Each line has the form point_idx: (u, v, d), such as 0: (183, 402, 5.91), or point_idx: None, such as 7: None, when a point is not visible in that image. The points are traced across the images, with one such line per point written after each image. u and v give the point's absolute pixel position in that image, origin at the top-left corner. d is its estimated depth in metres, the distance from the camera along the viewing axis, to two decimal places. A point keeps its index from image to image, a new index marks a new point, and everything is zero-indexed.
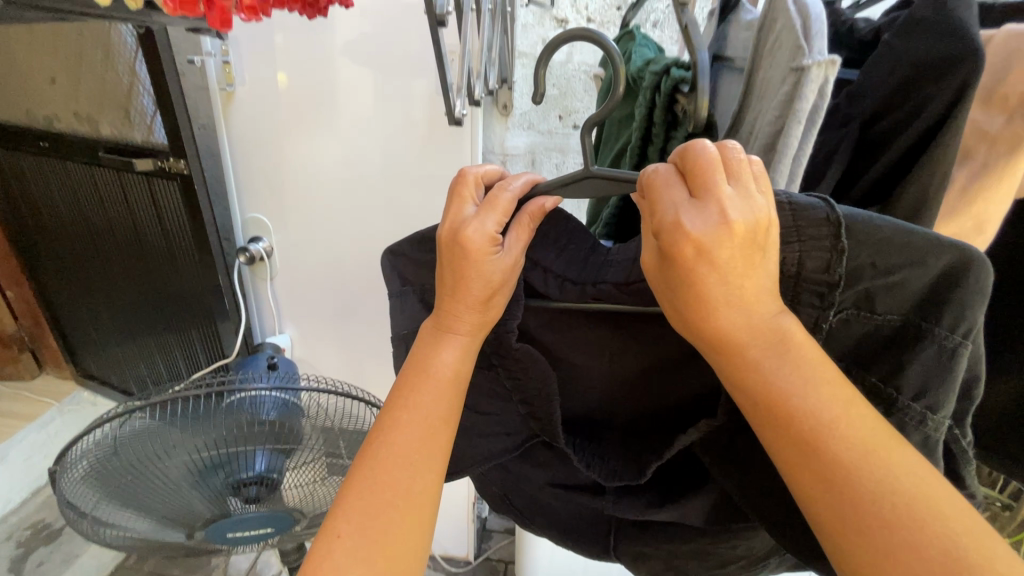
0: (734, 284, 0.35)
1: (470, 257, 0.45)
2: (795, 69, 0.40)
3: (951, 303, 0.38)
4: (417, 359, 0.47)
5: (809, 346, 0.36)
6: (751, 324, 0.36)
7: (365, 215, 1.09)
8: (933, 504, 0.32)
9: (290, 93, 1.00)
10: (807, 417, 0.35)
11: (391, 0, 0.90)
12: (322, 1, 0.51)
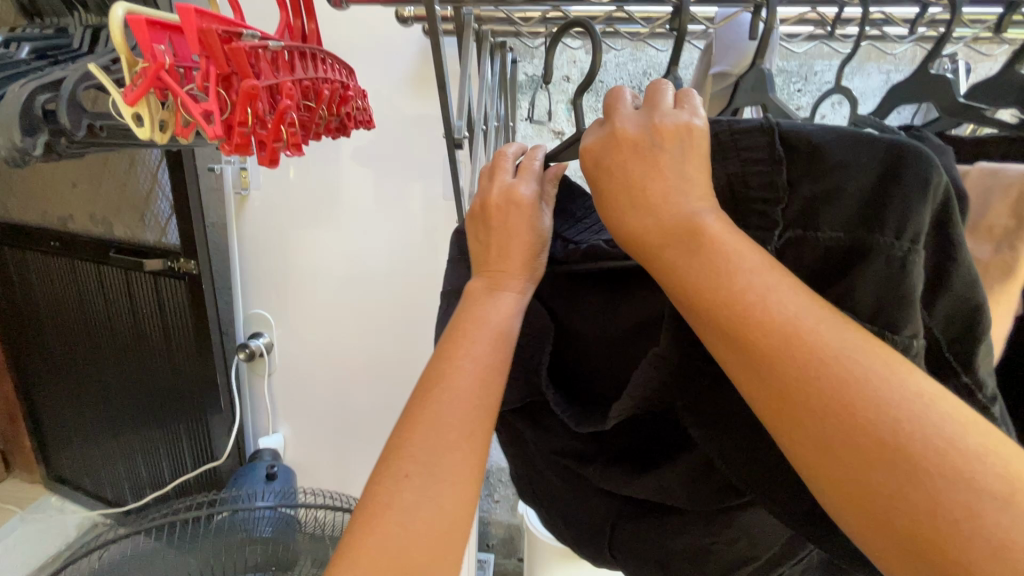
0: (636, 187, 0.35)
1: (523, 215, 0.45)
2: None
3: (892, 205, 0.32)
4: (468, 313, 0.42)
5: (732, 238, 0.31)
6: (660, 226, 0.33)
7: (372, 311, 1.10)
8: (888, 384, 0.26)
9: (302, 195, 1.05)
10: (732, 309, 0.29)
11: (404, 118, 0.98)
12: (349, 124, 0.56)
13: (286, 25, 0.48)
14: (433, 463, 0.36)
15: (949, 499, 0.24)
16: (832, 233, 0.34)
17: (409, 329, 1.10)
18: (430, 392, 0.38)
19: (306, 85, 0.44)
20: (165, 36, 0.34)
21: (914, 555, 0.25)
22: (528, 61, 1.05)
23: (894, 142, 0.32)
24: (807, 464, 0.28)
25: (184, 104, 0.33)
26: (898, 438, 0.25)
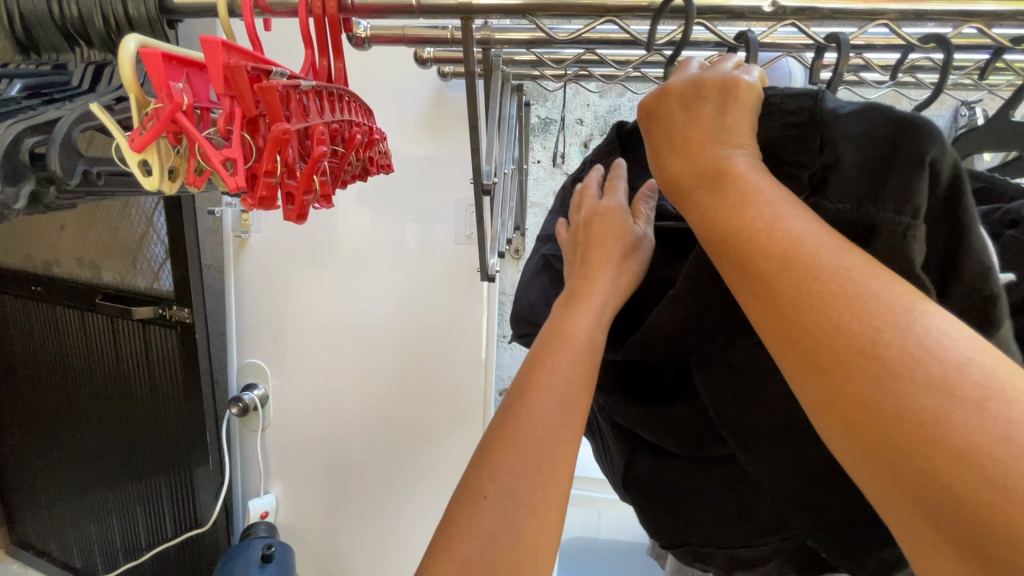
0: (677, 134, 0.34)
1: (610, 227, 0.45)
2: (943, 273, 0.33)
3: (893, 174, 0.28)
4: (555, 325, 0.40)
5: (754, 174, 0.30)
6: (692, 165, 0.32)
7: (377, 359, 1.04)
8: (887, 301, 0.24)
9: (306, 238, 1.01)
10: (747, 238, 0.28)
11: (415, 161, 0.95)
12: (373, 168, 0.51)
13: (311, 66, 0.44)
14: (514, 484, 0.32)
15: (926, 408, 0.21)
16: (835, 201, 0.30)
17: (417, 380, 1.03)
18: (511, 411, 0.35)
19: (333, 129, 0.40)
20: (182, 73, 0.31)
21: (889, 471, 0.22)
22: (541, 104, 1.03)
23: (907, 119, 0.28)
24: (818, 413, 0.25)
25: (203, 149, 0.31)
26: (882, 350, 0.23)
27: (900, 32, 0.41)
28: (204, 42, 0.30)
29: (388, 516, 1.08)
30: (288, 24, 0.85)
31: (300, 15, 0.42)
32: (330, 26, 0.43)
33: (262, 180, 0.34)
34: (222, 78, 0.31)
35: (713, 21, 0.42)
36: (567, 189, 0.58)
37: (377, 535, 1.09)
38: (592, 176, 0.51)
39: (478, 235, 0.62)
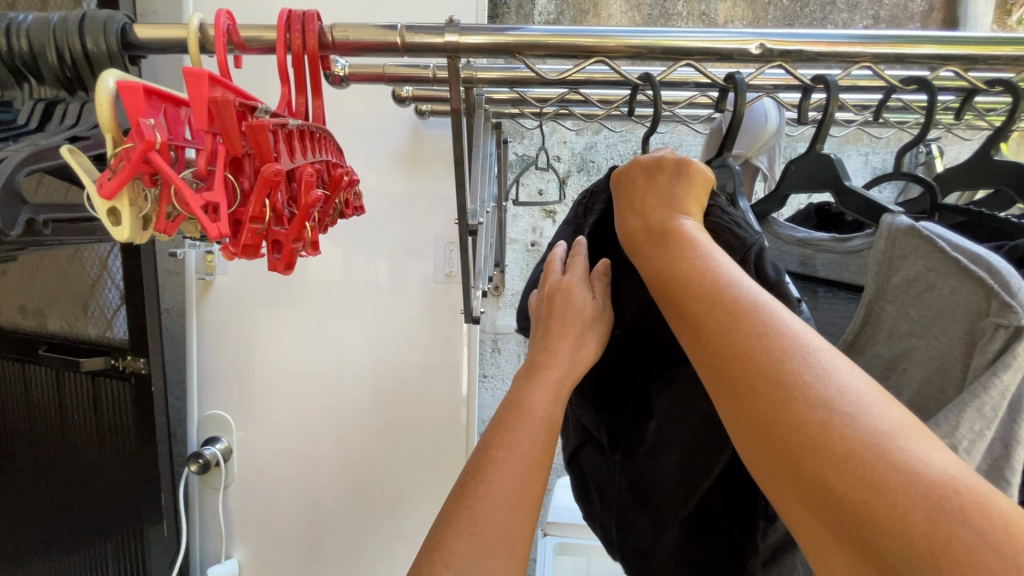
0: (638, 198, 0.38)
1: (570, 306, 0.43)
2: (995, 321, 0.34)
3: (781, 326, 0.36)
4: (513, 400, 0.38)
5: (692, 230, 0.34)
6: (645, 224, 0.37)
7: (351, 405, 0.98)
8: (792, 335, 0.27)
9: (276, 279, 0.96)
10: (687, 279, 0.31)
11: (392, 199, 0.93)
12: (350, 209, 0.49)
13: (287, 105, 0.41)
14: (470, 567, 0.30)
15: (815, 421, 0.24)
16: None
17: (390, 424, 0.98)
18: (466, 492, 0.33)
19: (318, 169, 0.38)
20: (161, 108, 0.29)
21: (798, 483, 0.25)
22: (518, 141, 1.03)
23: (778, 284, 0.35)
24: (741, 429, 0.27)
25: (181, 192, 0.28)
26: (783, 374, 0.26)
27: (881, 74, 0.41)
28: (187, 74, 0.27)
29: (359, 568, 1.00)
30: (261, 61, 0.82)
31: (277, 52, 0.39)
32: (309, 63, 0.41)
33: (247, 226, 0.31)
34: (206, 113, 0.29)
35: (703, 62, 0.42)
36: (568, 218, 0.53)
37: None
38: (557, 250, 0.49)
39: (463, 277, 0.60)
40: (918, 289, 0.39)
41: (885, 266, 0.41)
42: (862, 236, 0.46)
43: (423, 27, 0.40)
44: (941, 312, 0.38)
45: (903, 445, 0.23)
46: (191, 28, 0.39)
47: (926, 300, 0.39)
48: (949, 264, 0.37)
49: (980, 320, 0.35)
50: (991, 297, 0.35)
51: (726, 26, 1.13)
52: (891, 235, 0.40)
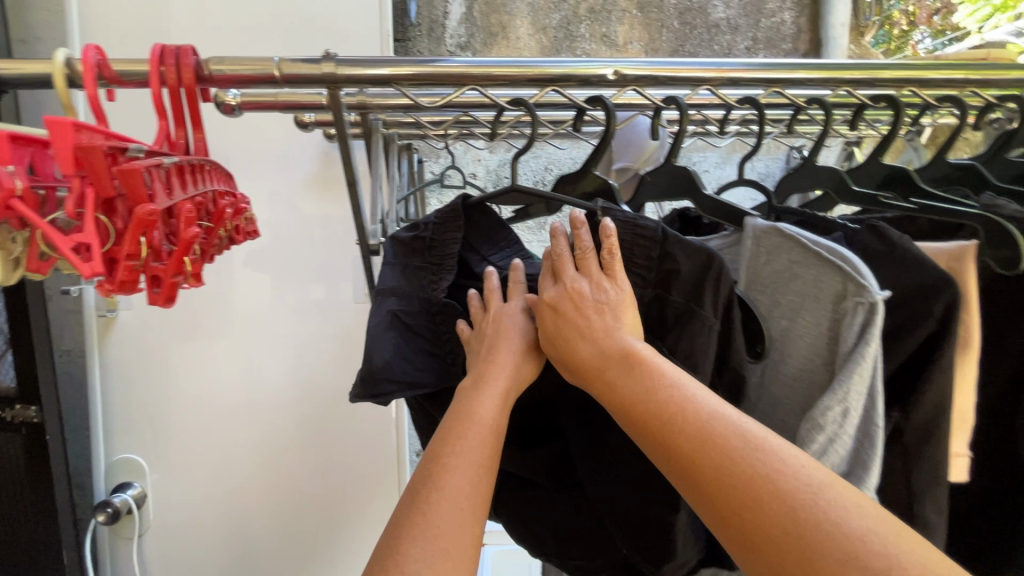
0: (587, 320, 0.41)
1: (506, 332, 0.45)
2: (856, 301, 0.39)
3: (705, 290, 0.41)
4: (458, 407, 0.40)
5: (657, 359, 0.38)
6: (601, 351, 0.39)
7: (279, 434, 0.96)
8: (792, 477, 0.32)
9: (187, 310, 0.92)
10: (677, 418, 0.35)
11: (308, 222, 0.92)
12: (242, 236, 0.50)
13: (166, 138, 0.41)
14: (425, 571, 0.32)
15: (832, 561, 0.29)
16: (672, 294, 0.43)
17: (320, 447, 0.97)
18: (419, 500, 0.35)
19: (199, 202, 0.39)
20: (22, 154, 0.29)
21: None
22: (433, 160, 1.06)
23: (700, 245, 0.41)
24: (752, 560, 0.32)
25: (48, 236, 0.28)
26: (791, 517, 0.30)
27: (720, 94, 0.47)
28: (50, 123, 0.27)
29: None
30: None
31: (151, 86, 0.40)
32: (187, 96, 0.41)
33: (123, 263, 0.32)
34: (72, 159, 0.29)
35: (567, 87, 0.46)
36: (406, 244, 0.50)
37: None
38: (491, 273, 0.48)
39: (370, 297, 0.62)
40: (785, 278, 0.44)
41: (753, 261, 0.45)
42: (717, 236, 0.50)
43: (300, 58, 0.42)
44: (807, 297, 0.43)
45: (893, 559, 0.29)
46: (58, 64, 0.38)
47: (794, 288, 0.44)
48: (810, 256, 0.42)
49: (842, 302, 0.40)
50: (847, 282, 0.40)
51: (622, 48, 1.22)
52: (755, 233, 0.44)
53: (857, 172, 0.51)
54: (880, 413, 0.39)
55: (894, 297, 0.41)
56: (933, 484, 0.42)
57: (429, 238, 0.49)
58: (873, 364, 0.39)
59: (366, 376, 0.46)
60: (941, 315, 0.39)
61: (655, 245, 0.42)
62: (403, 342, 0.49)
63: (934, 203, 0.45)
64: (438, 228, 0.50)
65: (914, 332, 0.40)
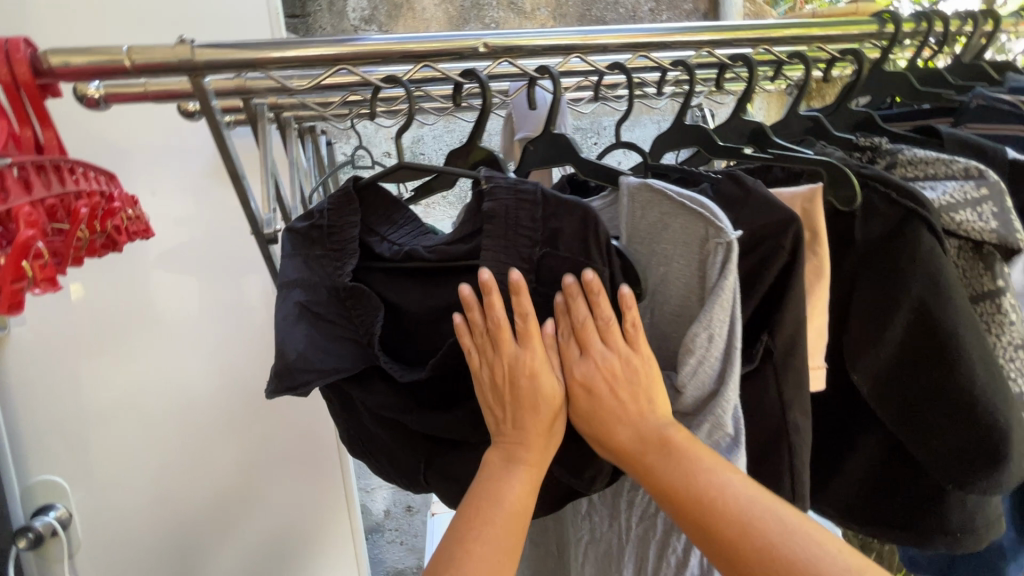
0: (623, 402, 0.44)
1: (529, 395, 0.44)
2: (716, 242, 0.42)
3: (592, 239, 0.42)
4: (485, 489, 0.43)
5: (691, 443, 0.42)
6: (639, 436, 0.43)
7: (209, 432, 0.94)
8: (819, 565, 0.37)
9: (90, 318, 0.86)
10: (713, 507, 0.40)
11: (214, 215, 0.88)
12: (122, 238, 0.48)
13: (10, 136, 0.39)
14: None
15: None
16: (562, 251, 0.43)
17: (257, 439, 0.97)
18: None
19: (49, 204, 0.38)
20: None
21: None
22: (343, 141, 1.03)
23: (576, 202, 0.42)
24: None
25: None
26: None
27: (589, 61, 0.50)
28: None
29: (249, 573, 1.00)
30: None
31: None
32: (28, 96, 0.39)
33: None
34: None
35: (439, 61, 0.47)
36: (302, 233, 0.49)
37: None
38: (487, 273, 0.42)
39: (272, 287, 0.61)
40: (657, 230, 0.46)
41: (631, 216, 0.47)
42: (601, 197, 0.53)
43: (149, 45, 0.40)
44: (677, 245, 0.45)
45: None
46: None
47: (665, 238, 0.46)
48: (678, 208, 0.44)
49: (706, 245, 0.43)
50: (709, 226, 0.42)
51: (529, 15, 1.22)
52: (627, 191, 0.47)
53: (725, 130, 0.55)
54: (740, 342, 0.42)
55: (756, 239, 0.45)
56: (798, 392, 0.45)
57: (325, 225, 0.48)
58: (729, 301, 0.41)
59: (280, 371, 0.45)
60: (793, 246, 0.43)
61: (539, 206, 0.43)
62: (315, 332, 0.47)
63: (783, 152, 0.50)
64: (334, 213, 0.48)
65: (772, 265, 0.44)
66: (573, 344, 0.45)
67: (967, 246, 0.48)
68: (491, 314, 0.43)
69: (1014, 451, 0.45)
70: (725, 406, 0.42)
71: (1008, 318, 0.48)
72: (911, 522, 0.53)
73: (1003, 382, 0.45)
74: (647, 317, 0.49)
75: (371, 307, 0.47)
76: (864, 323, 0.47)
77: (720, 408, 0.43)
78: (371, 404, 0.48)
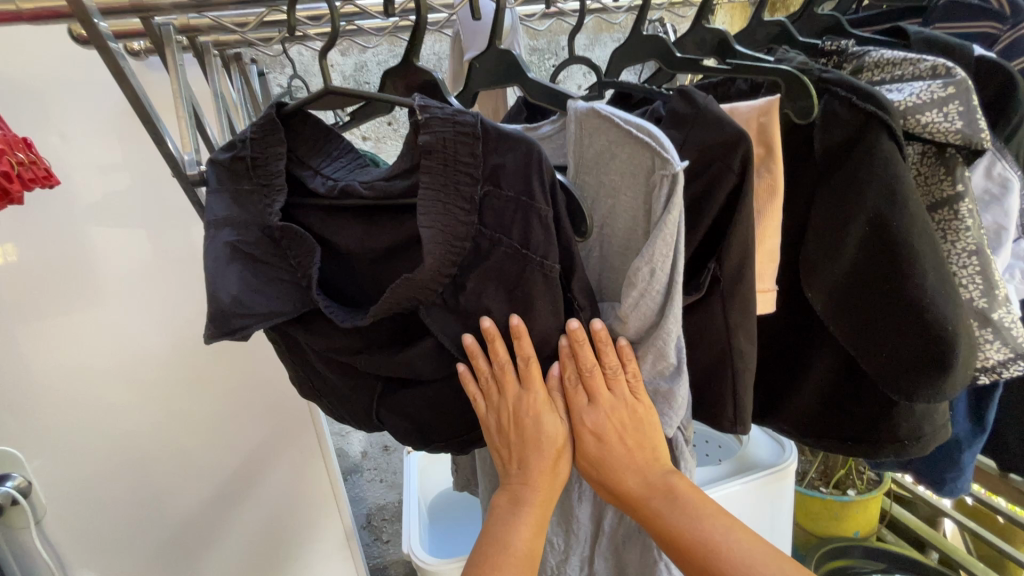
0: (630, 450, 0.48)
1: (537, 443, 0.48)
2: (662, 174, 0.39)
3: (535, 176, 0.38)
4: (498, 530, 0.49)
5: (688, 491, 0.49)
6: (645, 482, 0.49)
7: (168, 408, 0.87)
8: None
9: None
10: (705, 547, 0.48)
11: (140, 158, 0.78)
12: (14, 187, 0.42)
13: None
14: None
15: None
16: (503, 190, 0.40)
17: (232, 405, 0.94)
18: None
19: None
20: None
21: None
22: (278, 71, 0.93)
23: (520, 136, 0.39)
24: None
25: None
26: None
27: None
28: None
29: (241, 526, 1.02)
30: None
31: None
32: None
33: None
34: None
35: None
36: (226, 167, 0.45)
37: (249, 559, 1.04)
38: (489, 321, 0.43)
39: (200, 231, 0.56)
40: (604, 160, 0.43)
41: (578, 145, 0.44)
42: (549, 122, 0.50)
43: None
44: (625, 175, 0.42)
45: None
46: None
47: (612, 167, 0.43)
48: (624, 136, 0.41)
49: (651, 176, 0.40)
50: (655, 156, 0.40)
51: None
52: (573, 118, 0.43)
53: (687, 42, 0.52)
54: (681, 275, 0.40)
55: (705, 163, 0.43)
56: (743, 318, 0.45)
57: (249, 157, 0.45)
58: (672, 236, 0.39)
59: (212, 315, 0.43)
60: (741, 165, 0.41)
61: (479, 141, 0.39)
62: (249, 275, 0.45)
63: (745, 62, 0.47)
64: (259, 143, 0.45)
65: (721, 187, 0.42)
66: (581, 393, 0.47)
67: (930, 150, 0.48)
68: (496, 360, 0.44)
69: (958, 356, 0.45)
70: (666, 336, 0.42)
71: (964, 225, 0.47)
72: (863, 433, 0.56)
73: (954, 290, 0.45)
74: (597, 249, 0.46)
75: (302, 248, 0.45)
76: (819, 237, 0.48)
77: (663, 338, 0.42)
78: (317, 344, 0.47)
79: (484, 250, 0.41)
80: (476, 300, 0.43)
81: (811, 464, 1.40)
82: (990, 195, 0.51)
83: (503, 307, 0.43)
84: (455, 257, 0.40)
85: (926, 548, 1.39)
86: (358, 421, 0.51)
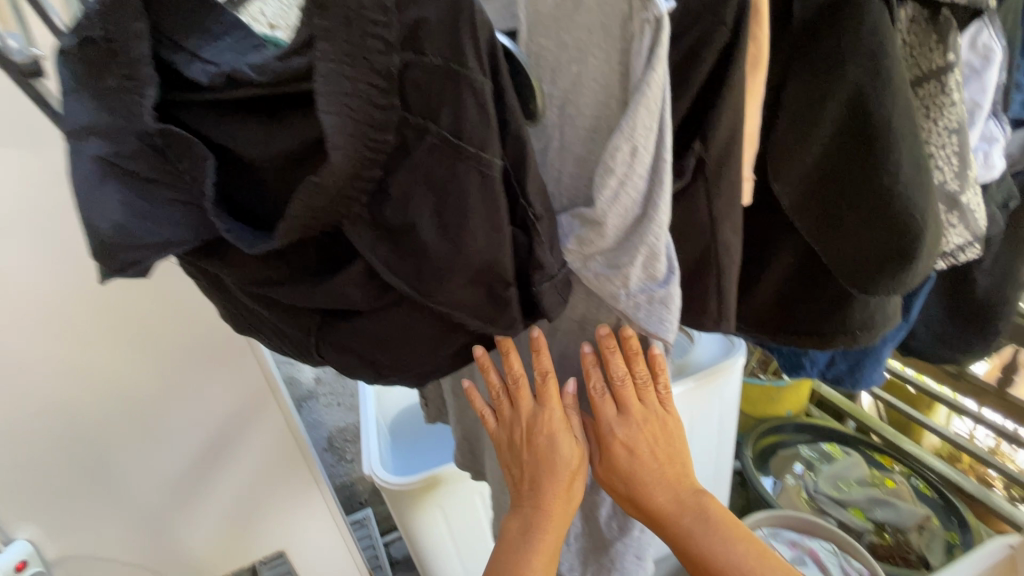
0: (659, 468, 0.56)
1: (556, 457, 0.54)
2: (642, 20, 0.33)
3: (465, 33, 0.31)
4: (524, 534, 0.57)
5: (712, 509, 0.58)
6: (675, 498, 0.57)
7: (86, 357, 0.68)
8: None
9: None
10: (722, 557, 0.57)
11: None
12: None
13: None
14: None
15: None
16: (426, 56, 0.32)
17: (176, 360, 0.73)
18: None
19: None
20: None
21: None
22: None
23: None
24: None
25: None
26: None
27: None
28: None
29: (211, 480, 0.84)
30: None
31: None
32: None
33: None
34: None
35: None
36: (82, 58, 0.36)
37: (220, 539, 0.89)
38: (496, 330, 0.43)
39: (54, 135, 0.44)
40: (567, 13, 0.35)
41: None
42: None
43: None
44: (593, 29, 0.35)
45: None
46: None
47: (578, 22, 0.35)
48: None
49: (628, 25, 0.34)
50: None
51: None
52: None
53: None
54: (668, 148, 0.36)
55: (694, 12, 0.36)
56: (730, 207, 0.41)
57: (102, 40, 0.35)
58: (657, 101, 0.34)
59: (98, 249, 0.37)
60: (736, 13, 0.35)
61: None
62: (135, 199, 0.37)
63: None
64: (113, 20, 0.35)
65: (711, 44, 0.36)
66: (609, 414, 0.55)
67: (923, 15, 0.43)
68: (510, 370, 0.52)
69: (923, 246, 0.44)
70: (656, 227, 0.38)
71: (949, 99, 0.44)
72: (816, 326, 0.56)
73: (928, 176, 0.43)
74: (556, 137, 0.40)
75: (191, 156, 0.35)
76: (794, 121, 0.42)
77: (653, 231, 0.38)
78: (241, 275, 0.40)
79: (410, 142, 0.34)
80: (404, 208, 0.35)
81: (751, 354, 1.48)
82: (972, 68, 0.47)
83: (432, 217, 0.35)
84: (376, 152, 0.33)
85: (843, 417, 1.57)
86: (290, 350, 0.45)
